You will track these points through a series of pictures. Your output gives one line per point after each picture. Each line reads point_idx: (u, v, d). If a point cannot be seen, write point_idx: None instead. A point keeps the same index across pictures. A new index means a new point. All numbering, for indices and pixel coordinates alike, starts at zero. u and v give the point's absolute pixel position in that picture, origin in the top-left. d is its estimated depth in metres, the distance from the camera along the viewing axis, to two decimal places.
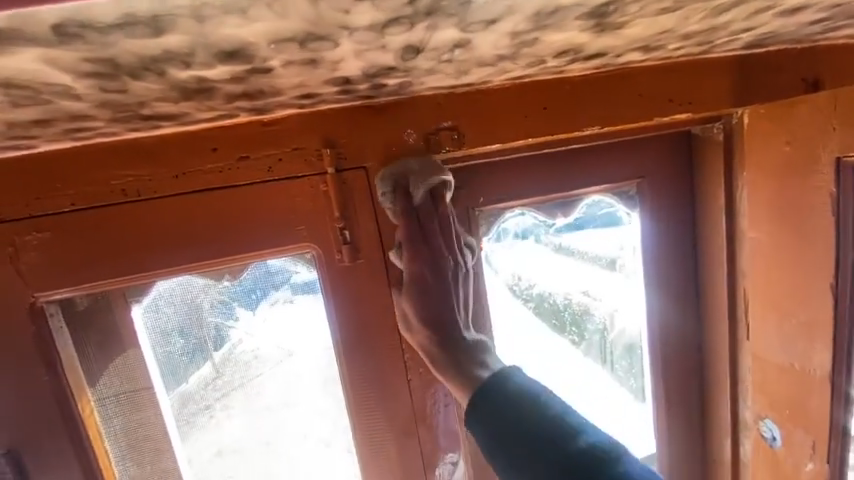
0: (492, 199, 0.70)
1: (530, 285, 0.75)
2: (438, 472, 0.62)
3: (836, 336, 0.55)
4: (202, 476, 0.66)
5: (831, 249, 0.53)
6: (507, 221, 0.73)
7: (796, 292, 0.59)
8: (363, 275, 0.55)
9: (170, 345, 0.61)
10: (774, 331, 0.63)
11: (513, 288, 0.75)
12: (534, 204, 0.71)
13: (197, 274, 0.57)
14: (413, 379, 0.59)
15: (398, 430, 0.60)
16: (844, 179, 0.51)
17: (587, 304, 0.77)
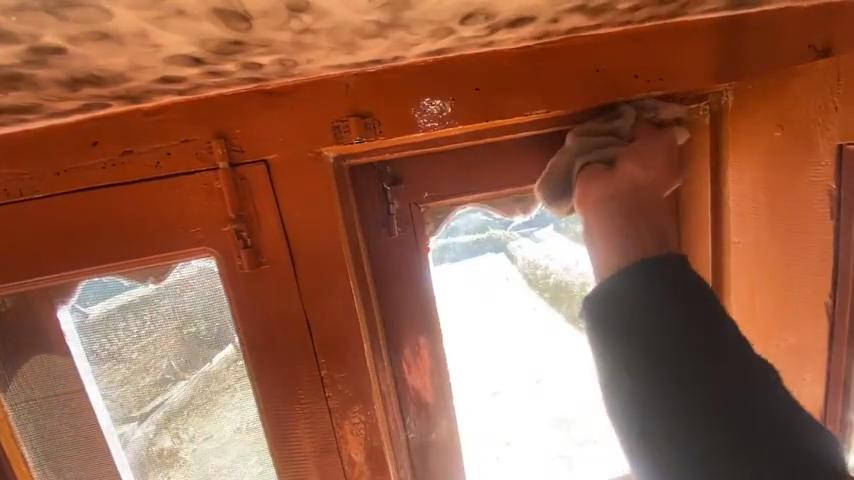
0: (438, 194, 0.62)
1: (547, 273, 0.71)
2: None
3: (832, 364, 0.47)
4: (224, 449, 0.62)
5: (828, 256, 0.45)
6: (457, 219, 0.65)
7: (785, 308, 0.49)
8: (268, 284, 0.49)
9: (192, 328, 0.57)
10: (760, 355, 0.53)
11: (528, 278, 0.71)
12: (487, 200, 0.64)
13: (120, 275, 0.53)
14: (332, 397, 0.54)
15: (319, 449, 0.56)
16: (847, 170, 0.43)
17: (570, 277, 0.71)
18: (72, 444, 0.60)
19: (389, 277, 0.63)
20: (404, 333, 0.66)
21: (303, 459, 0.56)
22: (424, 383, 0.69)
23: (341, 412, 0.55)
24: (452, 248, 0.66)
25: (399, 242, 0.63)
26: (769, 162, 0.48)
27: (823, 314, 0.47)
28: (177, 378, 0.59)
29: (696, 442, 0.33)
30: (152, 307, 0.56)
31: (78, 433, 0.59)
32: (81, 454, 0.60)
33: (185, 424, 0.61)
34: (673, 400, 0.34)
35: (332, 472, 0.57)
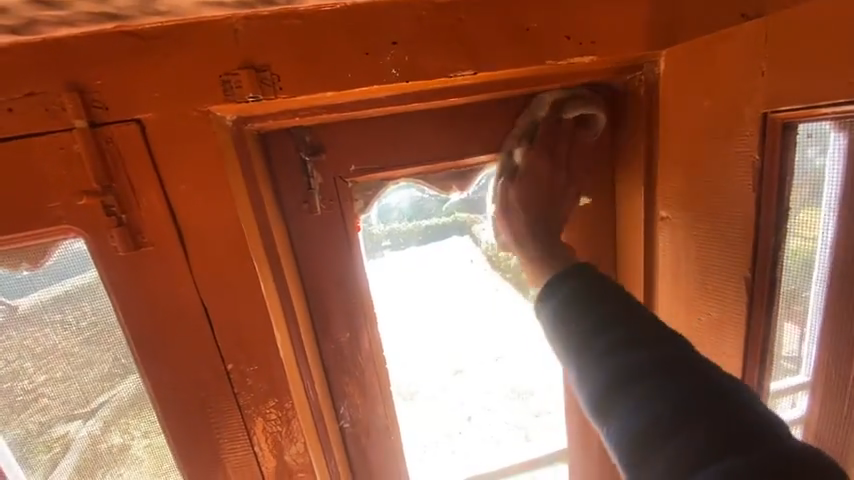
0: (364, 168, 0.57)
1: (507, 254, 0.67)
2: None
3: (749, 335, 0.48)
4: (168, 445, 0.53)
5: (750, 232, 0.44)
6: (389, 197, 0.61)
7: (710, 282, 0.49)
8: (153, 270, 0.42)
9: (100, 313, 0.47)
10: (686, 328, 0.54)
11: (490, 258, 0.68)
12: (418, 175, 0.59)
13: None
14: (241, 394, 0.48)
15: (230, 452, 0.51)
16: (769, 141, 0.41)
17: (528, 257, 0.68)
18: (24, 447, 0.52)
19: (313, 258, 0.58)
20: (334, 320, 0.61)
21: (214, 462, 0.51)
22: (360, 370, 0.65)
23: (252, 410, 0.49)
24: (392, 235, 0.63)
25: (323, 220, 0.57)
26: (698, 134, 0.46)
27: (741, 287, 0.47)
28: (126, 373, 0.50)
29: (631, 408, 0.35)
30: (53, 292, 0.47)
31: (35, 436, 0.52)
32: (36, 455, 0.53)
33: (137, 420, 0.52)
34: (589, 370, 0.38)
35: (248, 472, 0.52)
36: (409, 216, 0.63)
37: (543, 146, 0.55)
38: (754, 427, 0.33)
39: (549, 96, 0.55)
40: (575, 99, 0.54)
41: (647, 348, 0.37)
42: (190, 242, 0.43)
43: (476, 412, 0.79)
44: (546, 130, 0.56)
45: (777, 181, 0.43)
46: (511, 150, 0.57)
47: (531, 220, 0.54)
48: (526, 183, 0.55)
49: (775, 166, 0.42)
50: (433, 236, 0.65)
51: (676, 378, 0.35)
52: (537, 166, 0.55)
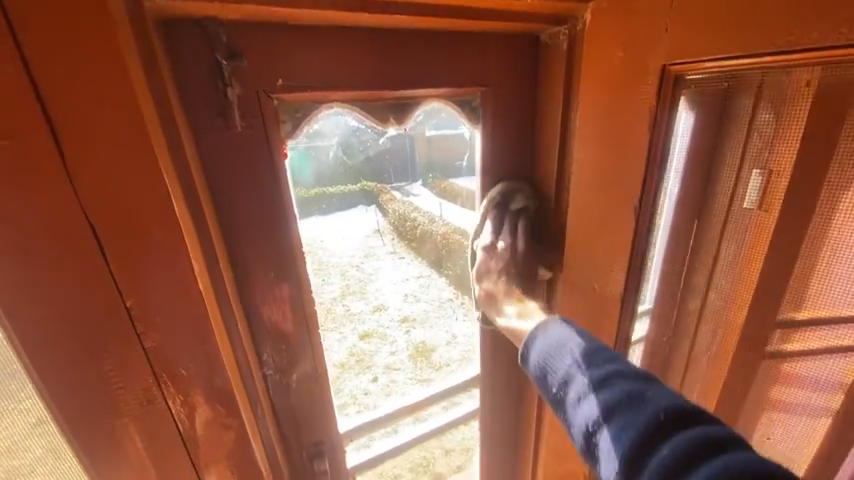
0: (296, 84, 0.51)
1: (413, 225, 0.81)
2: (217, 438, 0.50)
3: (631, 258, 0.59)
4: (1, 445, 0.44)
5: (641, 174, 0.54)
6: (320, 122, 0.57)
7: (606, 217, 0.59)
8: (11, 170, 0.32)
9: None
10: (582, 256, 0.65)
11: (396, 227, 0.79)
12: (356, 102, 0.56)
13: None
14: (150, 333, 0.42)
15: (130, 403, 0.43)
16: (664, 91, 0.49)
17: (429, 227, 0.82)
18: None
19: (230, 184, 0.51)
20: (256, 256, 0.56)
21: (110, 421, 0.43)
22: (284, 313, 0.61)
23: (164, 353, 0.43)
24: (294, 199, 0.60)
25: (244, 141, 0.50)
26: (610, 83, 0.54)
27: (632, 217, 0.56)
28: None
29: (611, 446, 0.37)
30: None
31: None
32: None
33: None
34: (571, 413, 0.43)
35: (156, 428, 0.46)
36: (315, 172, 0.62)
37: (494, 221, 0.68)
38: (710, 440, 0.34)
39: (493, 194, 0.68)
40: (521, 194, 0.69)
41: (606, 382, 0.41)
42: (69, 135, 0.33)
43: (381, 371, 0.87)
44: (494, 216, 0.68)
45: (663, 129, 0.52)
46: (479, 229, 0.71)
47: (516, 262, 0.66)
48: (511, 255, 0.66)
49: (664, 115, 0.51)
50: (340, 205, 0.67)
51: (640, 407, 0.38)
52: (509, 237, 0.66)
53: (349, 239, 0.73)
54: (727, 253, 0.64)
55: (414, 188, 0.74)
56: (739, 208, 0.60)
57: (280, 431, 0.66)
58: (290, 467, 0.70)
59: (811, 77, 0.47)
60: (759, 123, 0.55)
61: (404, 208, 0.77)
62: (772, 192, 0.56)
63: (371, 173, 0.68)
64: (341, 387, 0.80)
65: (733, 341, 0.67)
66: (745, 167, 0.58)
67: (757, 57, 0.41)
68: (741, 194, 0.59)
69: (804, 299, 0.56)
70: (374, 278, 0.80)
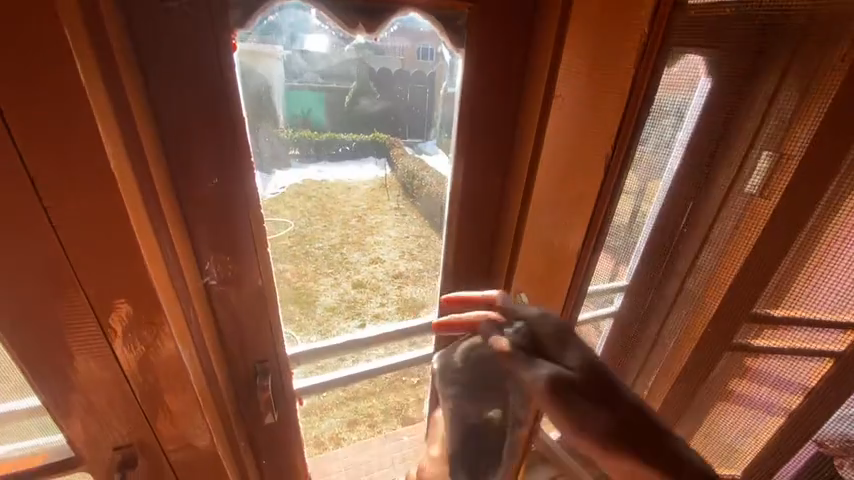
0: None
1: (424, 187, 0.75)
2: (126, 324, 0.50)
3: (596, 209, 0.56)
4: None
5: (617, 117, 0.50)
6: (286, 31, 0.54)
7: (577, 164, 0.56)
8: None
9: None
10: (546, 208, 0.61)
11: (404, 183, 0.75)
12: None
13: None
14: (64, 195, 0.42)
15: (47, 267, 0.45)
16: (659, 20, 0.46)
17: (438, 189, 0.74)
18: None
19: (169, 68, 0.48)
20: (197, 156, 0.53)
21: (24, 276, 0.45)
22: (229, 224, 0.59)
23: (72, 219, 0.43)
24: (282, 137, 0.61)
25: (183, 21, 0.46)
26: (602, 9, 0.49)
27: (603, 165, 0.52)
28: None
29: None
30: None
31: None
32: None
33: None
34: None
35: (67, 293, 0.47)
36: (312, 112, 0.61)
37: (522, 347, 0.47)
38: None
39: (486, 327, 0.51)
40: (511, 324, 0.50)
41: None
42: None
43: (369, 320, 0.87)
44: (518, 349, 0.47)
45: (651, 71, 0.48)
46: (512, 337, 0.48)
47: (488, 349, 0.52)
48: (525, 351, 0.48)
49: (655, 52, 0.47)
50: (346, 154, 0.68)
51: None
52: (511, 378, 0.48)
53: (352, 186, 0.73)
54: (719, 237, 0.60)
55: (427, 146, 0.69)
56: (739, 192, 0.56)
57: (221, 343, 0.67)
58: (231, 381, 0.71)
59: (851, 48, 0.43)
60: (779, 103, 0.51)
61: (414, 165, 0.72)
62: (780, 178, 0.52)
63: (380, 122, 0.66)
64: (326, 327, 0.83)
65: (701, 328, 0.65)
66: (756, 147, 0.53)
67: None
68: (745, 178, 0.55)
69: (784, 296, 0.56)
70: (375, 231, 0.80)
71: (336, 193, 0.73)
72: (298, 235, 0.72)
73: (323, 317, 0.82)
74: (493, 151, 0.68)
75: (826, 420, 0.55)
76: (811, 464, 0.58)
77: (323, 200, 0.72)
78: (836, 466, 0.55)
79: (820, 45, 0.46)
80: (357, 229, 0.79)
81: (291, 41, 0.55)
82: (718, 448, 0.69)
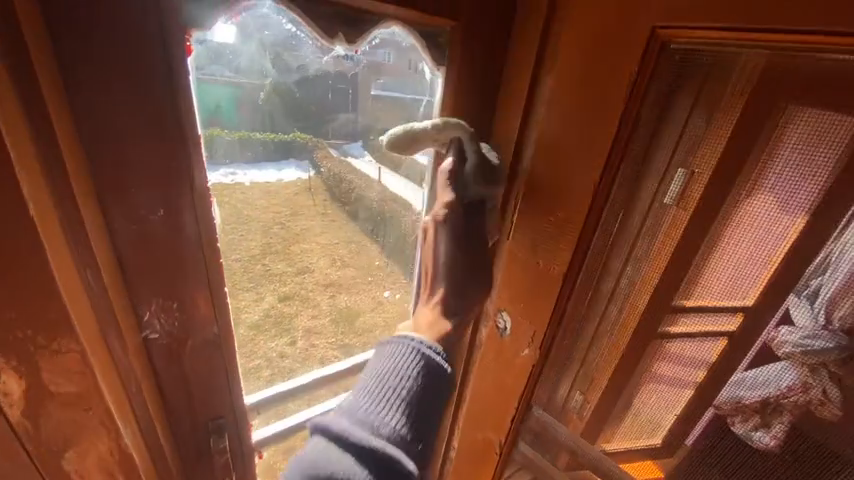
0: None
1: (351, 188, 0.74)
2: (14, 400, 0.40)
3: (582, 233, 0.55)
4: None
5: (605, 150, 0.50)
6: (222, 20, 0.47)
7: (560, 186, 0.56)
8: None
9: None
10: (533, 230, 0.61)
11: (332, 187, 0.72)
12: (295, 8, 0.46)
13: None
14: None
15: None
16: (648, 57, 0.45)
17: (363, 188, 0.75)
18: None
19: (103, 70, 0.37)
20: (137, 182, 0.42)
21: None
22: (180, 263, 0.48)
23: None
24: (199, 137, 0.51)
25: (122, 11, 0.36)
26: (596, 38, 0.48)
27: (588, 189, 0.53)
28: None
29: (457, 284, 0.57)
30: None
31: None
32: None
33: None
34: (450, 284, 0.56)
35: None
36: (220, 111, 0.53)
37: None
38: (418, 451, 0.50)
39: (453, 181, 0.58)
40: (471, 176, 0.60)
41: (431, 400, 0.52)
42: None
43: (301, 336, 0.80)
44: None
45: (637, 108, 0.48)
46: None
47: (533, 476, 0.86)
48: None
49: (642, 87, 0.46)
50: (267, 154, 0.60)
51: None
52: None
53: (261, 188, 0.63)
54: (642, 246, 0.63)
55: (353, 149, 0.68)
56: (659, 203, 0.60)
57: (165, 402, 0.55)
58: (178, 446, 0.58)
59: (745, 87, 0.49)
60: (695, 120, 0.54)
61: (340, 167, 0.70)
62: (693, 191, 0.57)
63: (310, 123, 0.61)
64: (252, 348, 0.74)
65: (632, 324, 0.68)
66: (673, 161, 0.57)
67: (730, 30, 0.39)
68: (664, 191, 0.59)
69: (697, 286, 0.62)
70: (301, 238, 0.72)
71: (254, 196, 0.63)
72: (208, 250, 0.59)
73: (248, 336, 0.72)
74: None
75: (722, 389, 0.65)
76: (713, 429, 0.66)
77: (241, 207, 0.62)
78: (732, 424, 0.64)
79: (724, 84, 0.51)
80: (281, 237, 0.70)
81: (211, 35, 0.48)
82: (646, 424, 0.73)
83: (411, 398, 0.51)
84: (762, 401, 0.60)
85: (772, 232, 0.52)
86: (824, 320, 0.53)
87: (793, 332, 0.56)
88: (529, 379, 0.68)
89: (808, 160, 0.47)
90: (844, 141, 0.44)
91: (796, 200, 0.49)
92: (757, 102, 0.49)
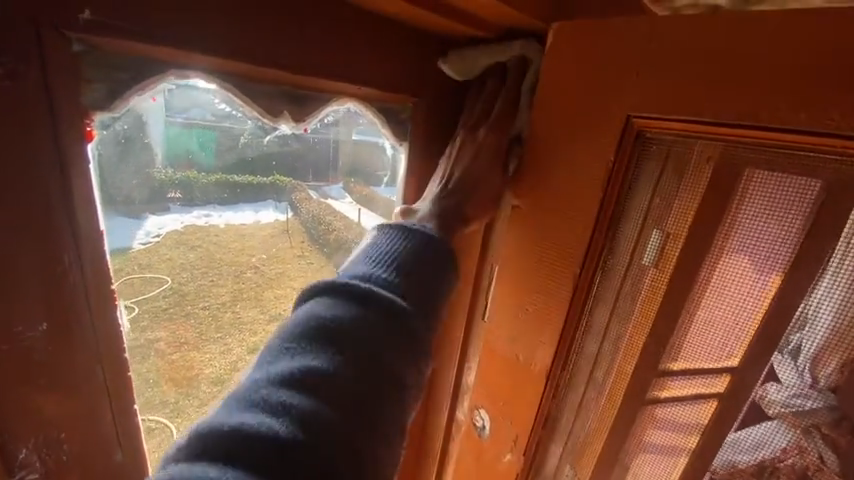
0: (114, 40, 0.32)
1: (332, 229, 0.70)
2: None
3: (564, 327, 0.49)
4: None
5: (584, 242, 0.45)
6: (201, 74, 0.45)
7: (537, 276, 0.50)
8: None
9: None
10: (510, 320, 0.54)
11: (310, 228, 0.68)
12: (236, 89, 0.42)
13: None
14: None
15: None
16: (624, 148, 0.41)
17: (344, 230, 0.71)
18: None
19: None
20: (16, 290, 0.33)
21: None
22: (74, 389, 0.39)
23: None
24: (159, 178, 0.49)
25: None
26: (566, 124, 0.45)
27: (569, 282, 0.47)
28: None
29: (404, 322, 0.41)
30: None
31: None
32: None
33: None
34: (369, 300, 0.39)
35: None
36: (194, 152, 0.51)
37: None
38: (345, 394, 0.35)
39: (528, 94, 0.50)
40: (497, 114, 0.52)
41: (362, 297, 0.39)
42: None
43: None
44: None
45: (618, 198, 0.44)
46: None
47: None
48: None
49: (621, 169, 0.42)
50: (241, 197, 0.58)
51: None
52: None
53: (236, 225, 0.60)
54: (623, 315, 0.50)
55: (333, 190, 0.67)
56: (639, 266, 0.48)
57: None
58: None
59: (712, 152, 0.40)
60: (665, 183, 0.44)
61: (320, 209, 0.68)
62: (671, 250, 0.45)
63: (286, 169, 0.60)
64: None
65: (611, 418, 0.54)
66: (648, 227, 0.46)
67: (704, 125, 0.36)
68: (639, 253, 0.47)
69: (687, 353, 0.47)
70: (276, 283, 0.65)
71: (228, 239, 0.60)
72: (179, 291, 0.56)
73: (209, 394, 0.61)
74: None
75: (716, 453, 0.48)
76: None
77: (210, 249, 0.58)
78: None
79: (685, 148, 0.41)
80: (255, 283, 0.63)
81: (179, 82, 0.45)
82: None
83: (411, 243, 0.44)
84: (758, 466, 0.46)
85: (749, 293, 0.42)
86: (810, 379, 0.40)
87: (780, 391, 0.43)
88: None
89: (776, 210, 0.39)
90: (810, 191, 0.36)
91: (775, 255, 0.39)
92: (726, 166, 0.40)
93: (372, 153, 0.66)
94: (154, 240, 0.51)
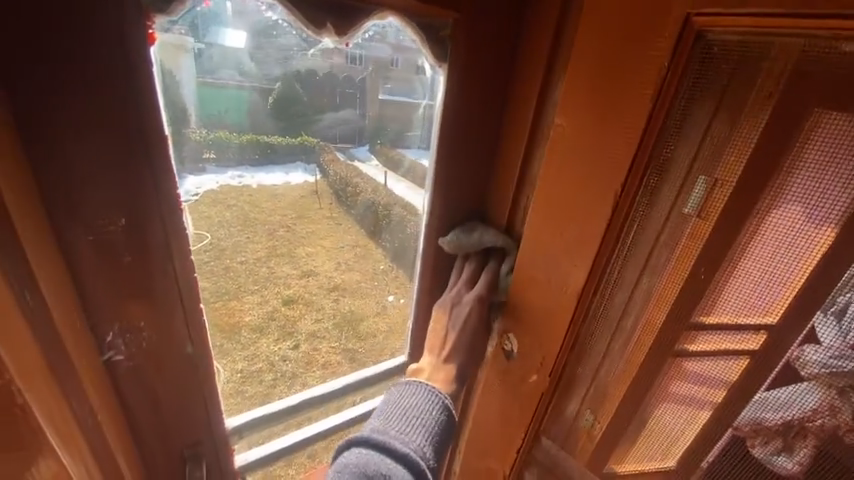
0: None
1: (356, 192, 0.68)
2: None
3: (601, 251, 0.49)
4: None
5: (628, 158, 0.44)
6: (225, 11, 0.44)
7: (575, 205, 0.51)
8: None
9: None
10: (544, 248, 0.55)
11: (337, 190, 0.66)
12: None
13: None
14: None
15: None
16: (680, 52, 0.39)
17: (374, 189, 0.68)
18: None
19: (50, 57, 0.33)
20: (95, 177, 0.38)
21: None
22: (155, 277, 0.44)
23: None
24: (196, 139, 0.48)
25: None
26: (615, 32, 0.43)
27: (609, 204, 0.47)
28: None
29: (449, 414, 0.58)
30: None
31: None
32: None
33: None
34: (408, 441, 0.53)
35: None
36: (228, 112, 0.50)
37: None
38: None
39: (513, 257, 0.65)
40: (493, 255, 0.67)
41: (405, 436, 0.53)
42: None
43: (306, 339, 0.74)
44: None
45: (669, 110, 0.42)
46: None
47: None
48: None
49: (667, 101, 0.41)
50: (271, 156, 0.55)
51: None
52: None
53: (267, 186, 0.58)
54: (657, 264, 0.49)
55: (360, 152, 0.63)
56: (678, 214, 0.46)
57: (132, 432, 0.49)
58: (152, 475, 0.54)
59: (775, 88, 0.37)
60: (715, 128, 0.41)
61: (347, 170, 0.65)
62: (717, 199, 0.43)
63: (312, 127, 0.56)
64: (255, 351, 0.68)
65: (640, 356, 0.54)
66: (692, 171, 0.44)
67: (761, 18, 0.34)
68: (682, 200, 0.45)
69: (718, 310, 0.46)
70: (308, 241, 0.67)
71: (261, 199, 0.59)
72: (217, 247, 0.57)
73: (250, 339, 0.66)
74: (474, 162, 0.65)
75: (745, 406, 0.46)
76: (726, 451, 0.49)
77: (245, 209, 0.58)
78: (749, 446, 0.47)
79: (749, 82, 0.38)
80: (284, 241, 0.64)
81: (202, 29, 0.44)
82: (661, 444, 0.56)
83: (427, 407, 0.56)
84: (785, 425, 0.44)
85: (793, 249, 0.39)
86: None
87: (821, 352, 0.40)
88: (539, 408, 0.62)
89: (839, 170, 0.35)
90: None
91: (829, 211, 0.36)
92: (790, 107, 0.37)
93: (400, 112, 0.62)
94: (195, 200, 0.51)
